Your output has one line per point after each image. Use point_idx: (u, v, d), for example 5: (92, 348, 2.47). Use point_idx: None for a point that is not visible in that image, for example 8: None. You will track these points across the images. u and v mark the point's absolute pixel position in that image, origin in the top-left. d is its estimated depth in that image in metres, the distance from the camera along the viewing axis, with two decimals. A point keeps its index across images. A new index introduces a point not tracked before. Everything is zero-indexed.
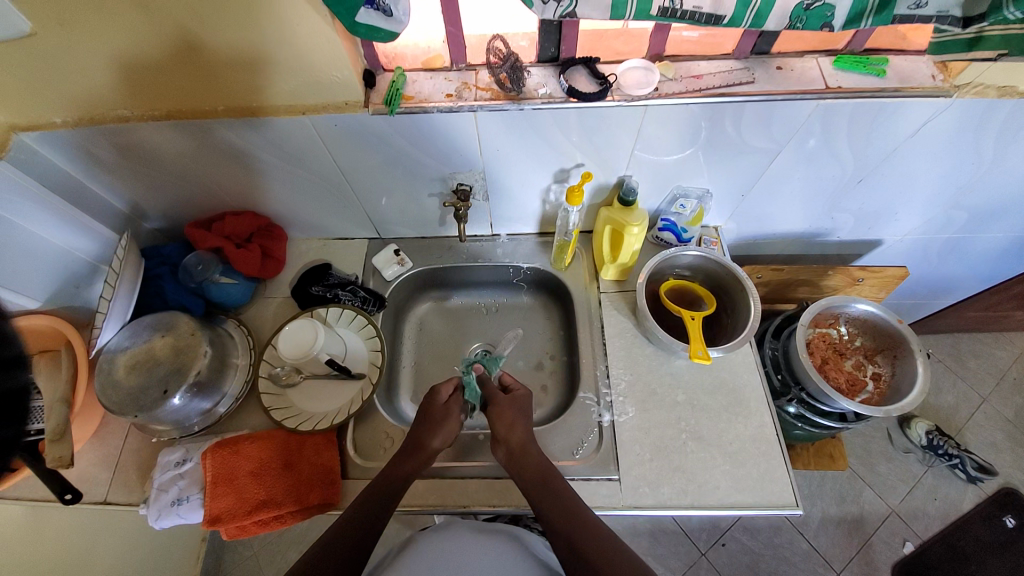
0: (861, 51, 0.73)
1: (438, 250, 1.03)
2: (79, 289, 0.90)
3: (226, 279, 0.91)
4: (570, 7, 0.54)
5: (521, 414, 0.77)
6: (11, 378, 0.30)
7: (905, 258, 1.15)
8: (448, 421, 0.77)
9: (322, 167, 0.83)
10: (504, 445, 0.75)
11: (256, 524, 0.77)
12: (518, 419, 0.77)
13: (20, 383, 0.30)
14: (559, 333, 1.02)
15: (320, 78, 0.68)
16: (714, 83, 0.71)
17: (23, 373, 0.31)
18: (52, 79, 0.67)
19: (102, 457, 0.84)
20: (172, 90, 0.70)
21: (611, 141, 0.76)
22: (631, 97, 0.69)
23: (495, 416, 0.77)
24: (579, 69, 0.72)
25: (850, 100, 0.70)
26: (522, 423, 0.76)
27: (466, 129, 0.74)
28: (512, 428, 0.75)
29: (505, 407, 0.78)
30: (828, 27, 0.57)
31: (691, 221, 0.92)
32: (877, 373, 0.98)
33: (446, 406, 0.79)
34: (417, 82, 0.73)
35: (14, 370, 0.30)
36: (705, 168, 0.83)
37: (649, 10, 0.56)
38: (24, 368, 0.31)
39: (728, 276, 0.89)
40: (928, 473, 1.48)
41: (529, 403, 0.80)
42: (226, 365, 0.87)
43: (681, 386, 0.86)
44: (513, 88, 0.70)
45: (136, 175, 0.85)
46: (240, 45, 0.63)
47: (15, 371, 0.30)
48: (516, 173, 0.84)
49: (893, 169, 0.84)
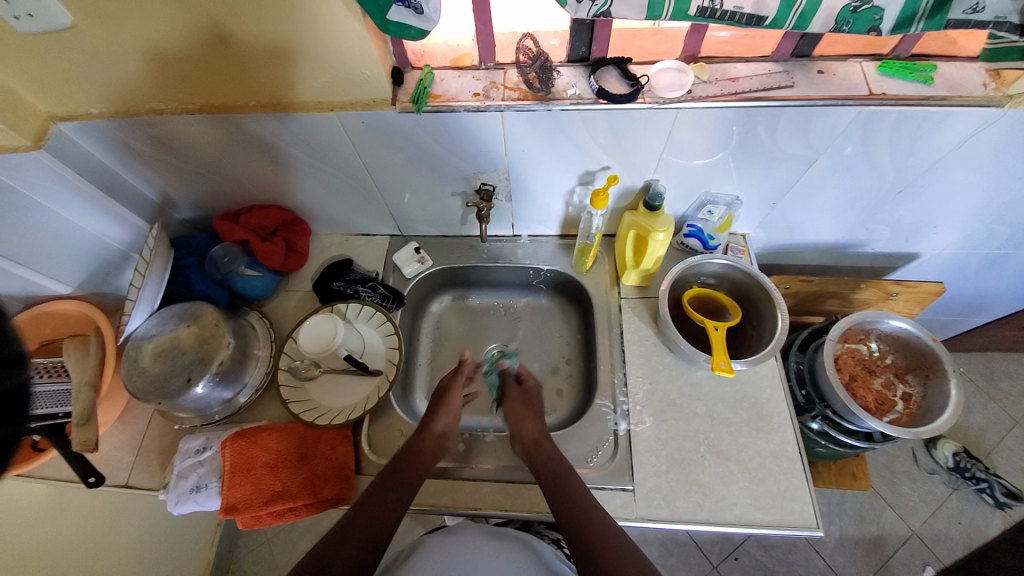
0: (908, 56, 0.70)
1: (459, 249, 1.02)
2: (110, 276, 0.92)
3: (251, 271, 0.92)
4: (604, 7, 0.53)
5: (530, 408, 0.81)
6: (9, 377, 0.29)
7: (941, 274, 1.10)
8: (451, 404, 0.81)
9: (346, 163, 0.83)
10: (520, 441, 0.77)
11: (271, 515, 0.77)
12: (529, 412, 0.80)
13: (19, 381, 0.30)
14: (577, 337, 1.01)
15: (349, 74, 0.68)
16: (750, 87, 0.68)
17: (22, 372, 0.30)
18: (90, 71, 0.69)
19: (126, 441, 0.86)
20: (204, 84, 0.71)
21: (640, 145, 0.75)
22: (662, 100, 0.67)
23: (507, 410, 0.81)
24: (610, 70, 0.70)
25: (894, 108, 0.66)
26: (531, 418, 0.79)
27: (492, 129, 0.73)
28: (523, 422, 0.78)
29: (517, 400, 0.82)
30: (875, 31, 0.55)
31: (718, 228, 0.90)
32: (907, 393, 0.93)
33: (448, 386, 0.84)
34: (445, 80, 0.72)
35: (12, 369, 0.30)
36: (736, 174, 0.80)
37: (687, 10, 0.54)
38: (24, 366, 0.31)
39: (755, 286, 0.86)
40: (955, 496, 1.42)
41: (539, 394, 0.84)
42: (247, 357, 0.88)
43: (701, 397, 0.84)
44: (541, 88, 0.69)
45: (168, 166, 0.86)
46: (271, 39, 0.63)
47: (15, 370, 0.30)
48: (540, 174, 0.83)
49: (935, 181, 0.80)
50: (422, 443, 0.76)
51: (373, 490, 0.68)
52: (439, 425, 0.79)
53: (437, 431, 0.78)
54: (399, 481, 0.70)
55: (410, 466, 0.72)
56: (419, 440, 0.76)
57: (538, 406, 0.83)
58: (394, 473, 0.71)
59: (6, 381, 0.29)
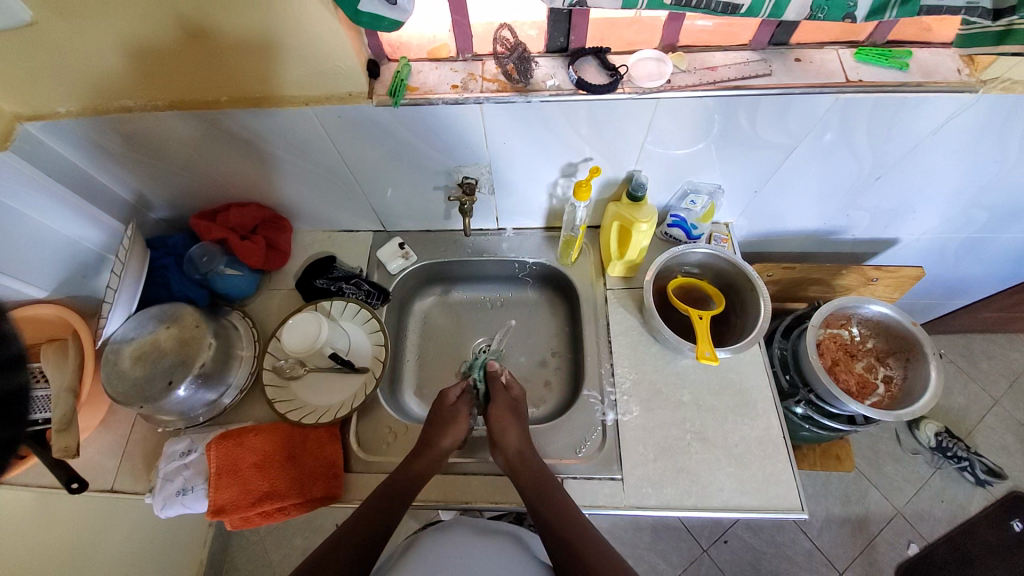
0: (883, 43, 0.70)
1: (444, 244, 1.01)
2: (86, 279, 0.91)
3: (231, 270, 0.91)
4: None
5: (512, 412, 0.81)
6: (10, 380, 0.34)
7: (919, 259, 1.12)
8: (456, 420, 0.80)
9: (326, 158, 0.81)
10: (503, 452, 0.75)
11: (260, 515, 0.77)
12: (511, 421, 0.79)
13: (17, 383, 0.34)
14: (564, 328, 1.02)
15: (323, 67, 0.66)
16: (730, 75, 0.67)
17: (22, 375, 0.35)
18: (54, 68, 0.67)
19: (109, 446, 0.85)
20: (174, 80, 0.69)
21: (621, 135, 0.74)
22: (642, 91, 0.66)
23: (494, 418, 0.79)
24: (589, 59, 0.69)
25: (870, 95, 0.67)
26: (514, 428, 0.77)
27: (472, 121, 0.72)
28: (506, 432, 0.77)
29: (501, 407, 0.81)
30: (850, 17, 0.54)
31: (702, 218, 0.89)
32: (888, 376, 0.95)
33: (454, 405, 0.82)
34: (422, 72, 0.70)
35: (12, 372, 0.34)
36: (717, 163, 0.81)
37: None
38: (20, 368, 0.35)
39: (738, 274, 0.86)
40: (936, 474, 1.46)
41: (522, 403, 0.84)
42: (231, 357, 0.87)
43: (687, 386, 0.84)
44: (520, 79, 0.68)
45: (141, 165, 0.84)
46: (240, 32, 0.61)
47: (15, 372, 0.34)
48: (522, 166, 0.82)
49: (911, 167, 0.81)
50: (429, 456, 0.75)
51: (375, 500, 0.70)
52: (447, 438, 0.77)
53: (443, 448, 0.76)
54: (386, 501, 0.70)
55: (409, 473, 0.73)
56: (423, 454, 0.75)
57: (521, 411, 0.82)
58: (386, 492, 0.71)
59: (7, 384, 0.34)
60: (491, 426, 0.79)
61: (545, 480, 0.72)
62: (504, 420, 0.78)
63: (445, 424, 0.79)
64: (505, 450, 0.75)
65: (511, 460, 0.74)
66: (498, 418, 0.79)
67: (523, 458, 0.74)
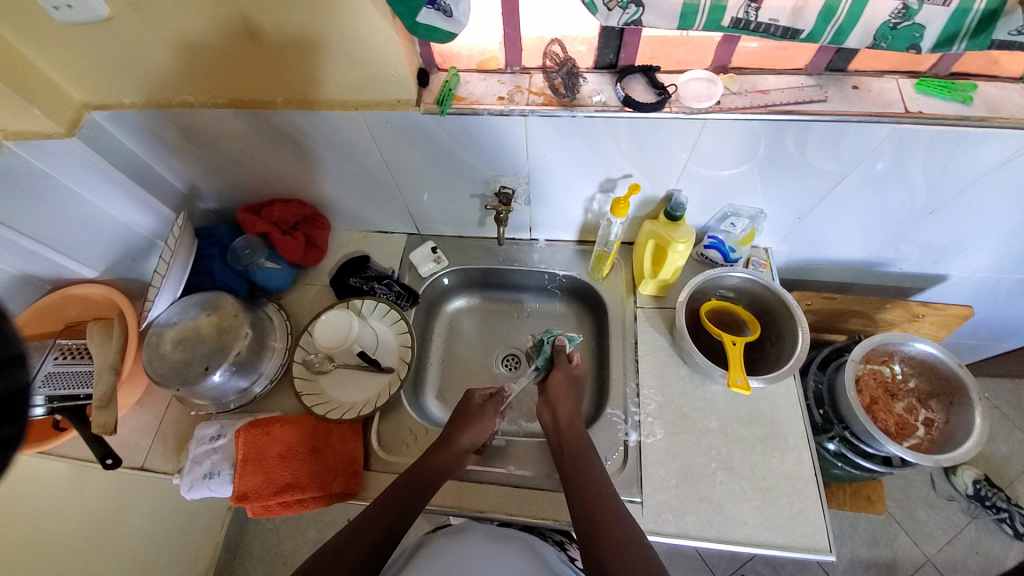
0: (945, 75, 0.67)
1: (475, 251, 1.02)
2: (135, 263, 0.97)
3: (271, 263, 0.94)
4: (636, 16, 0.52)
5: (573, 390, 0.84)
6: None
7: (968, 298, 1.07)
8: (481, 420, 0.81)
9: (369, 161, 0.84)
10: (552, 414, 0.80)
11: (280, 505, 0.79)
12: (571, 393, 0.83)
13: None
14: (590, 343, 1.01)
15: (374, 75, 0.68)
16: (781, 100, 0.66)
17: None
18: (125, 63, 0.70)
19: (145, 424, 0.89)
20: (233, 80, 0.72)
21: (663, 154, 0.73)
22: (689, 111, 0.65)
23: (551, 384, 0.84)
24: (637, 77, 0.68)
25: (931, 127, 0.64)
26: (571, 400, 0.82)
27: (515, 134, 0.72)
28: (563, 401, 0.81)
29: (562, 379, 0.86)
30: (915, 49, 0.53)
31: (740, 241, 0.87)
32: (929, 419, 0.90)
33: (481, 408, 0.84)
34: (469, 83, 0.71)
35: None
36: (761, 187, 0.79)
37: (721, 21, 0.52)
38: None
39: (776, 301, 0.84)
40: (972, 524, 1.38)
41: (582, 382, 0.87)
42: (264, 347, 0.89)
43: (715, 413, 0.82)
44: (567, 94, 0.67)
45: (194, 157, 0.88)
46: (299, 37, 0.64)
47: None
48: (561, 180, 0.82)
49: (968, 202, 0.77)
50: (448, 453, 0.77)
51: (395, 490, 0.71)
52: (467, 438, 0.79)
53: (460, 446, 0.78)
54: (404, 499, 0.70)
55: (428, 468, 0.74)
56: (443, 450, 0.77)
57: (581, 388, 0.86)
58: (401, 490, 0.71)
59: None
60: (547, 391, 0.84)
61: (584, 458, 0.72)
62: (563, 390, 0.83)
63: (470, 422, 0.81)
64: (555, 410, 0.80)
65: (563, 425, 0.78)
66: (556, 387, 0.84)
67: (572, 426, 0.77)
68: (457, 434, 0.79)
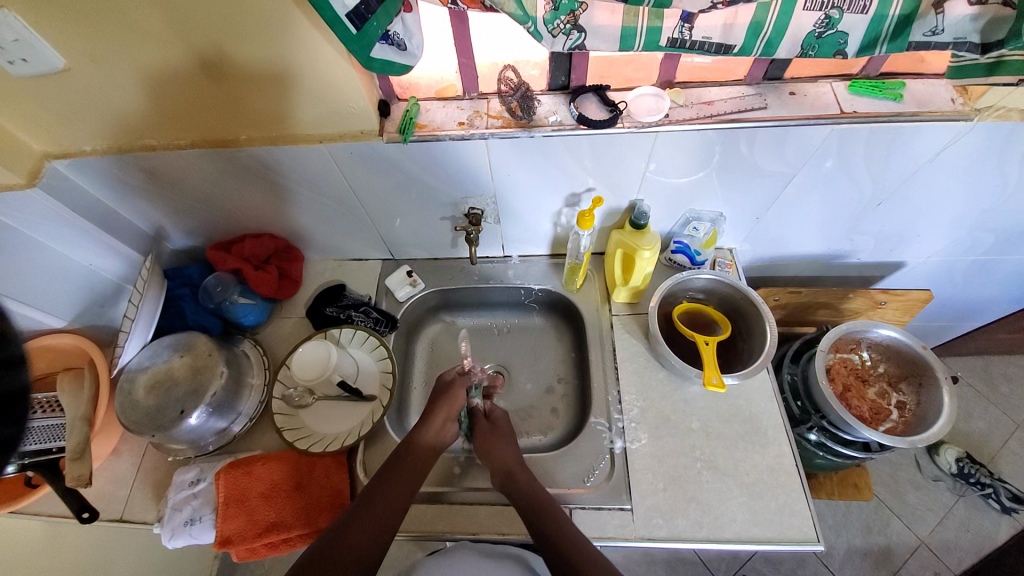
0: (876, 75, 0.72)
1: (450, 272, 1.03)
2: (103, 308, 0.95)
3: (244, 299, 0.93)
4: (579, 41, 0.55)
5: (501, 438, 0.81)
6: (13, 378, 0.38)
7: (927, 281, 1.12)
8: (448, 396, 0.83)
9: (338, 191, 0.85)
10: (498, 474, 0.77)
11: (267, 547, 0.77)
12: (503, 441, 0.81)
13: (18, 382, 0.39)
14: (570, 355, 1.02)
15: (336, 108, 0.70)
16: (726, 109, 0.69)
17: (21, 374, 0.39)
18: (84, 112, 0.71)
19: (120, 475, 0.86)
20: (194, 122, 0.73)
21: (623, 166, 0.76)
22: (640, 125, 0.68)
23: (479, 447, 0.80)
24: (590, 96, 0.70)
25: (866, 125, 0.69)
26: (502, 444, 0.80)
27: (479, 156, 0.74)
28: (496, 453, 0.79)
29: (485, 434, 0.82)
30: (842, 54, 0.57)
31: (704, 244, 0.90)
32: (901, 402, 0.94)
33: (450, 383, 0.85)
34: (430, 111, 0.72)
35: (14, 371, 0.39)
36: (719, 190, 0.82)
37: (659, 41, 0.56)
38: (21, 367, 0.39)
39: (743, 300, 0.86)
40: (960, 502, 1.41)
41: (506, 424, 0.85)
42: (241, 384, 0.88)
43: (696, 413, 0.84)
44: (524, 116, 0.70)
45: (160, 198, 0.88)
46: (258, 75, 0.65)
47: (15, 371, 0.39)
48: (528, 197, 0.84)
49: (912, 192, 0.82)
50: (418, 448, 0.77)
51: (375, 487, 0.72)
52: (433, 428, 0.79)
53: (433, 429, 0.79)
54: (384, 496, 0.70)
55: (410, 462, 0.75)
56: (417, 436, 0.78)
57: (506, 430, 0.83)
58: (382, 486, 0.71)
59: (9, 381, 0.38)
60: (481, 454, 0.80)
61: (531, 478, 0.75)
62: (493, 440, 0.80)
63: (438, 405, 0.82)
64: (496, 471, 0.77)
65: (503, 478, 0.76)
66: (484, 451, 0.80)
67: (514, 473, 0.75)
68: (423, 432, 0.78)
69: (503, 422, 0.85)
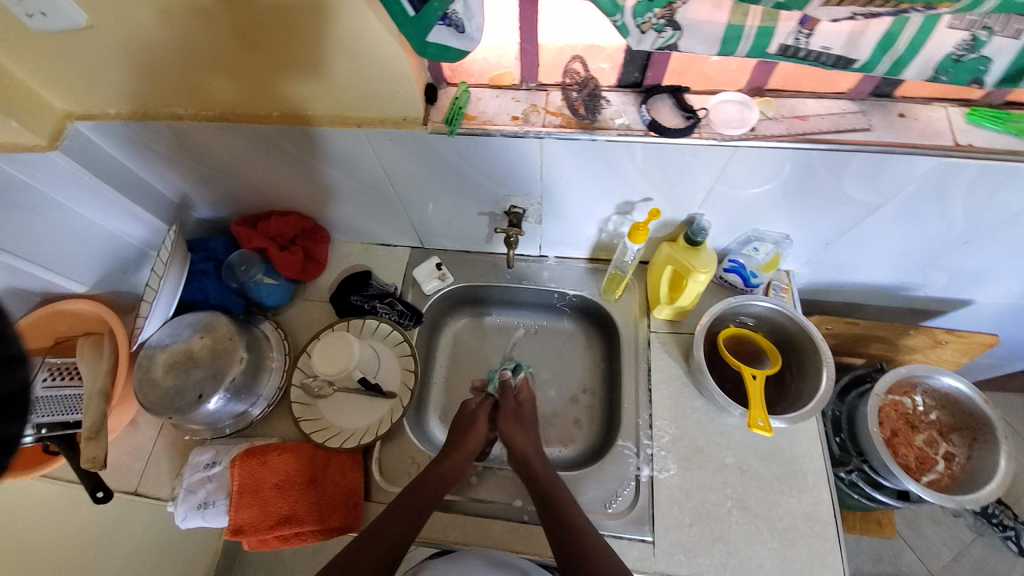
0: (1000, 103, 0.62)
1: (482, 267, 0.97)
2: (127, 275, 0.93)
3: (268, 279, 0.89)
4: (671, 40, 0.48)
5: (522, 425, 0.81)
6: None
7: (994, 322, 1.02)
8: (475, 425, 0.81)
9: (371, 176, 0.78)
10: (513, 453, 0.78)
11: (278, 539, 0.76)
12: (521, 426, 0.81)
13: None
14: (600, 366, 0.97)
15: (379, 92, 0.63)
16: (821, 127, 0.61)
17: None
18: (109, 75, 0.65)
19: (137, 447, 0.85)
20: (225, 92, 0.67)
21: (688, 180, 0.68)
22: (722, 138, 0.59)
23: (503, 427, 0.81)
24: (665, 98, 0.62)
25: (980, 161, 0.59)
26: (523, 431, 0.80)
27: (530, 155, 0.67)
28: (514, 435, 0.79)
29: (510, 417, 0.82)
30: (977, 83, 0.48)
31: (762, 266, 0.82)
32: (949, 454, 0.88)
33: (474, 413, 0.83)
34: (481, 100, 0.65)
35: None
36: (789, 213, 0.74)
37: (767, 47, 0.48)
38: None
39: (800, 333, 0.79)
40: (978, 542, 1.36)
41: (530, 408, 0.85)
42: (261, 368, 0.85)
43: (732, 448, 0.78)
44: (587, 116, 0.62)
45: (184, 167, 0.83)
46: (297, 52, 0.59)
47: None
48: (577, 202, 0.77)
49: (1008, 234, 0.73)
50: (431, 475, 0.74)
51: (398, 502, 0.70)
52: (460, 455, 0.77)
53: (460, 457, 0.76)
54: (402, 519, 0.68)
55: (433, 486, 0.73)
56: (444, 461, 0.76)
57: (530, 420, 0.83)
58: (396, 509, 0.69)
59: None
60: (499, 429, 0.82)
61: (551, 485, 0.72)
62: (513, 424, 0.80)
63: (464, 433, 0.80)
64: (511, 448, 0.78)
65: (519, 459, 0.77)
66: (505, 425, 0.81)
67: (527, 461, 0.76)
68: (447, 460, 0.76)
69: (528, 407, 0.85)
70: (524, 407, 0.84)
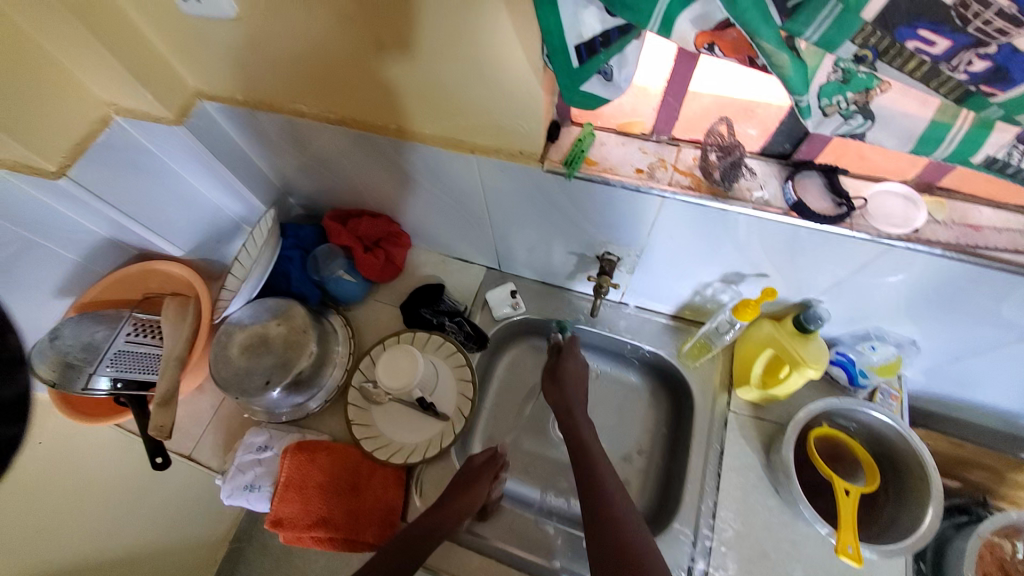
0: None
1: (556, 301, 0.94)
2: (219, 245, 0.98)
3: (348, 276, 0.90)
4: (857, 129, 0.42)
5: (580, 376, 0.81)
6: None
7: None
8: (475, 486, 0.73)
9: (469, 200, 0.77)
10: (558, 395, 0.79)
11: (312, 539, 0.74)
12: (574, 385, 0.80)
13: None
14: (661, 430, 0.89)
15: (503, 124, 0.61)
16: (1000, 242, 0.52)
17: None
18: (244, 64, 0.67)
19: (198, 413, 0.88)
20: (349, 98, 0.67)
21: (814, 265, 0.61)
22: (876, 234, 0.53)
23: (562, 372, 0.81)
24: (814, 177, 0.56)
25: None
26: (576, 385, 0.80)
27: (644, 210, 0.62)
28: (572, 382, 0.80)
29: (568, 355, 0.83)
30: None
31: (877, 368, 0.74)
32: None
33: (479, 471, 0.76)
34: (605, 146, 0.61)
35: None
36: (923, 319, 0.65)
37: (969, 155, 0.40)
38: None
39: (909, 455, 0.69)
40: None
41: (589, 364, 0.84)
42: (326, 362, 0.86)
43: (803, 562, 0.70)
44: (720, 181, 0.56)
45: (290, 156, 0.84)
46: (430, 75, 0.58)
47: None
48: (679, 261, 0.71)
49: None
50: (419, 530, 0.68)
51: (384, 554, 0.65)
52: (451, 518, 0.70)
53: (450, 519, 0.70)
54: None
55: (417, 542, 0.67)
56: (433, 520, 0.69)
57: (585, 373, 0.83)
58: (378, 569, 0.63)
59: None
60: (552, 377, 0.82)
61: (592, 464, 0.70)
62: (553, 383, 0.81)
63: (464, 490, 0.73)
64: (563, 390, 0.79)
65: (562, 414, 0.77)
66: (569, 369, 0.81)
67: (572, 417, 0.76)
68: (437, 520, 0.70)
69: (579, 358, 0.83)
70: (580, 361, 0.83)
